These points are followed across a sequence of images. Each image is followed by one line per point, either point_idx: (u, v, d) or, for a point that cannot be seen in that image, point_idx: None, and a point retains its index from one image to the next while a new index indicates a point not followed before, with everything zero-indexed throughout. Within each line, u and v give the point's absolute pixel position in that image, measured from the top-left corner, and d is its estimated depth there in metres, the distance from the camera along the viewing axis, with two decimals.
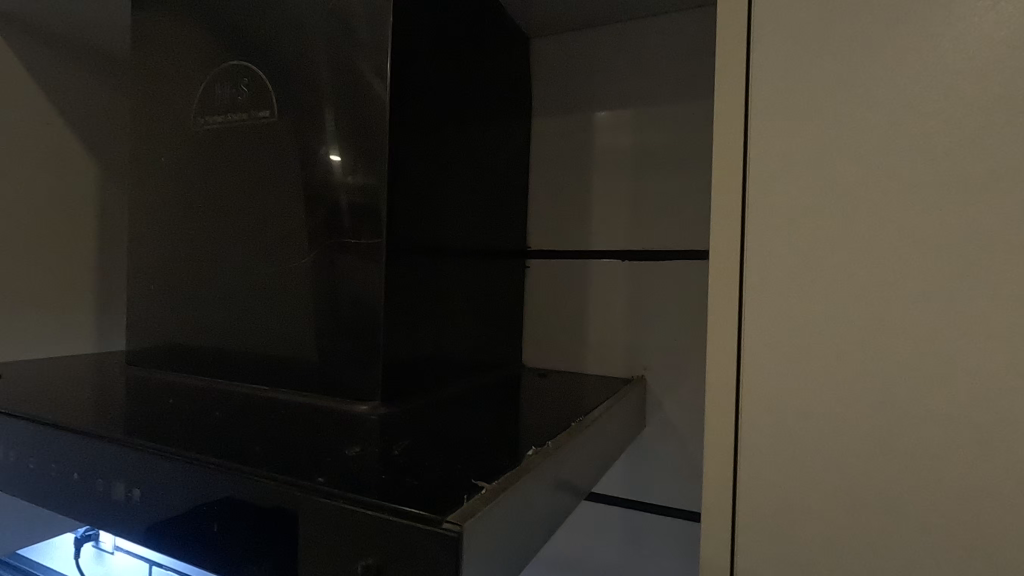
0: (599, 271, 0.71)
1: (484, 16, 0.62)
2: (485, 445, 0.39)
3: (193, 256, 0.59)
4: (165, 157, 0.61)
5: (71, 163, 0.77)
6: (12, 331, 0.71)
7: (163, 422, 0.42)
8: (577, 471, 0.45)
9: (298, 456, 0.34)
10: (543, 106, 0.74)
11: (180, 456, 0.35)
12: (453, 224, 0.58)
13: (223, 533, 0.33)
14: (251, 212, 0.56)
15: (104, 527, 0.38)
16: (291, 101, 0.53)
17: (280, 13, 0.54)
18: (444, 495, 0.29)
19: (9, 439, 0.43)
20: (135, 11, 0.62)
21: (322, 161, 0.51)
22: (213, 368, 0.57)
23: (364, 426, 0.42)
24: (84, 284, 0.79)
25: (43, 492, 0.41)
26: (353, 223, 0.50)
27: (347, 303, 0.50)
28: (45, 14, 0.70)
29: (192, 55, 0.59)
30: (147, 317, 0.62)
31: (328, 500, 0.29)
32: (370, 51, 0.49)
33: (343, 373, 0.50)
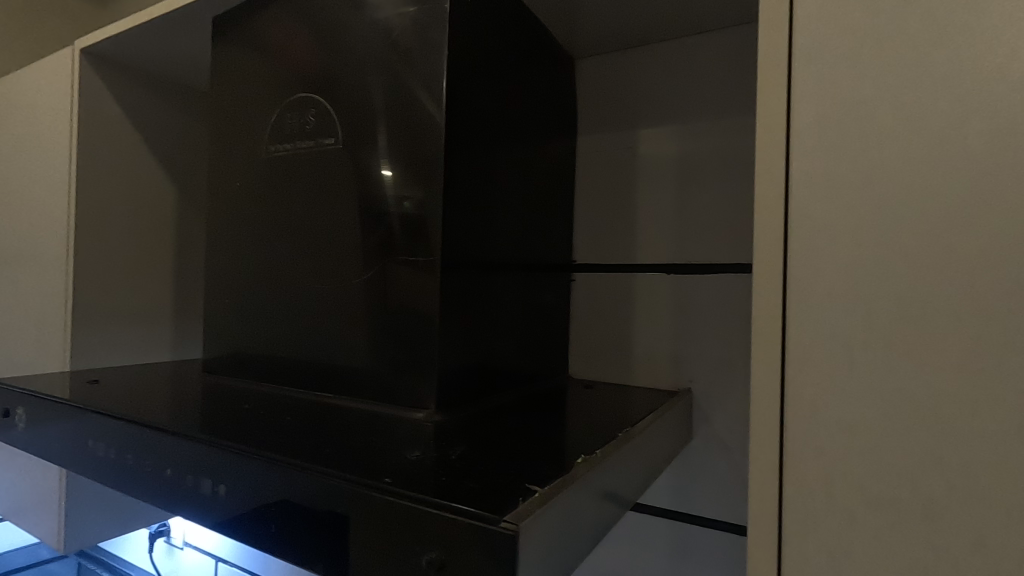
0: (644, 284, 0.72)
1: (532, 41, 0.65)
2: (536, 453, 0.41)
3: (263, 272, 0.64)
4: (240, 180, 0.66)
5: (151, 187, 0.84)
6: (100, 341, 0.78)
7: (241, 425, 0.46)
8: (624, 481, 0.46)
9: (364, 459, 0.37)
10: (587, 124, 0.76)
11: (260, 456, 0.38)
12: (502, 240, 0.60)
13: (298, 527, 0.36)
14: (317, 230, 0.60)
15: (192, 520, 0.42)
16: (353, 128, 0.57)
17: (344, 48, 0.58)
18: (499, 498, 0.31)
19: (108, 438, 0.48)
20: (215, 50, 0.68)
21: (382, 183, 0.55)
22: (282, 375, 0.61)
23: (421, 432, 0.45)
24: (163, 298, 0.86)
25: (137, 487, 0.45)
26: (410, 241, 0.53)
27: (405, 316, 0.53)
28: (134, 54, 0.77)
29: (263, 88, 0.64)
30: (222, 328, 0.67)
31: (394, 500, 0.32)
32: (426, 81, 0.52)
33: (400, 383, 0.53)
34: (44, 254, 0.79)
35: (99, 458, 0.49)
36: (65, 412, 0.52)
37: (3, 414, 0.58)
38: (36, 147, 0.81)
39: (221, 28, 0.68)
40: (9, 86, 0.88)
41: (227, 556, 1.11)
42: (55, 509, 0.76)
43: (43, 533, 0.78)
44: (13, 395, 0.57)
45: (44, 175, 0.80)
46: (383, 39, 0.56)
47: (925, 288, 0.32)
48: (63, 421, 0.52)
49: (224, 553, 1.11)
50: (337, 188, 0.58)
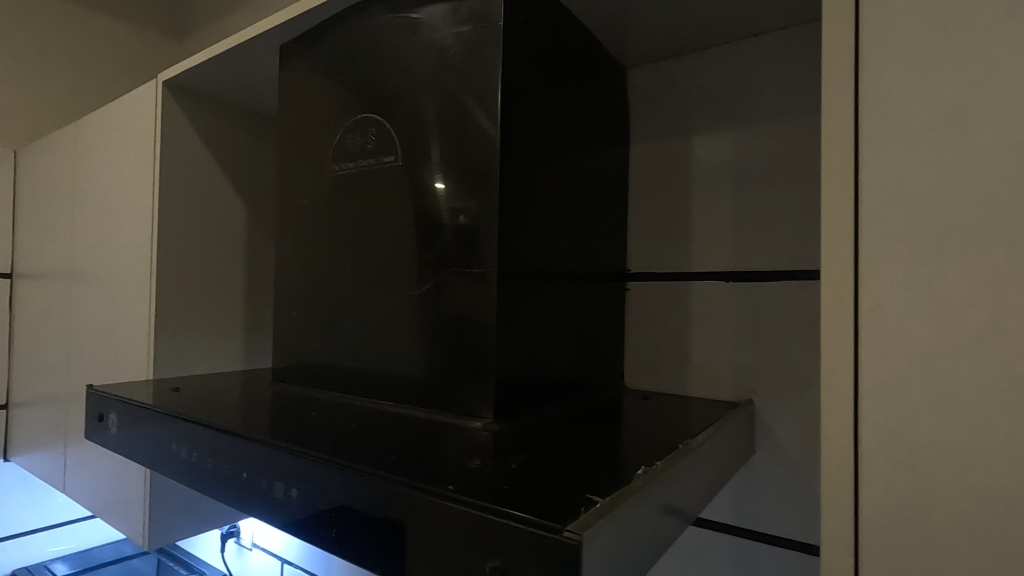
0: (701, 292, 0.71)
1: (583, 53, 0.65)
2: (595, 463, 0.40)
3: (328, 285, 0.67)
4: (306, 198, 0.69)
5: (224, 206, 0.90)
6: (180, 351, 0.84)
7: (310, 431, 0.48)
8: (685, 494, 0.45)
9: (428, 467, 0.38)
10: (640, 132, 0.76)
11: (329, 461, 0.40)
12: (556, 250, 0.60)
13: (366, 531, 0.37)
14: (377, 244, 0.62)
15: (266, 521, 0.44)
16: (411, 146, 0.59)
17: (403, 69, 0.61)
18: (562, 507, 0.31)
19: (190, 442, 0.51)
20: (283, 77, 0.73)
21: (438, 197, 0.57)
22: (346, 384, 0.64)
23: (480, 441, 0.45)
24: (234, 311, 0.91)
25: (216, 489, 0.48)
26: (466, 252, 0.54)
27: (463, 326, 0.54)
28: (209, 83, 0.83)
29: (326, 110, 0.68)
30: (290, 339, 0.70)
31: (459, 507, 0.33)
32: (481, 97, 0.54)
33: (459, 392, 0.54)
34: (131, 271, 0.86)
35: (182, 462, 0.52)
36: (151, 418, 0.55)
37: (97, 418, 0.63)
38: (124, 173, 0.89)
39: (288, 57, 0.72)
40: (100, 118, 0.96)
41: (292, 559, 1.15)
42: (140, 508, 0.82)
43: (130, 530, 0.84)
44: (106, 401, 0.62)
45: (129, 198, 0.87)
46: (439, 59, 0.58)
47: (1008, 295, 0.31)
48: (150, 426, 0.56)
49: (289, 556, 1.15)
50: (396, 203, 0.60)
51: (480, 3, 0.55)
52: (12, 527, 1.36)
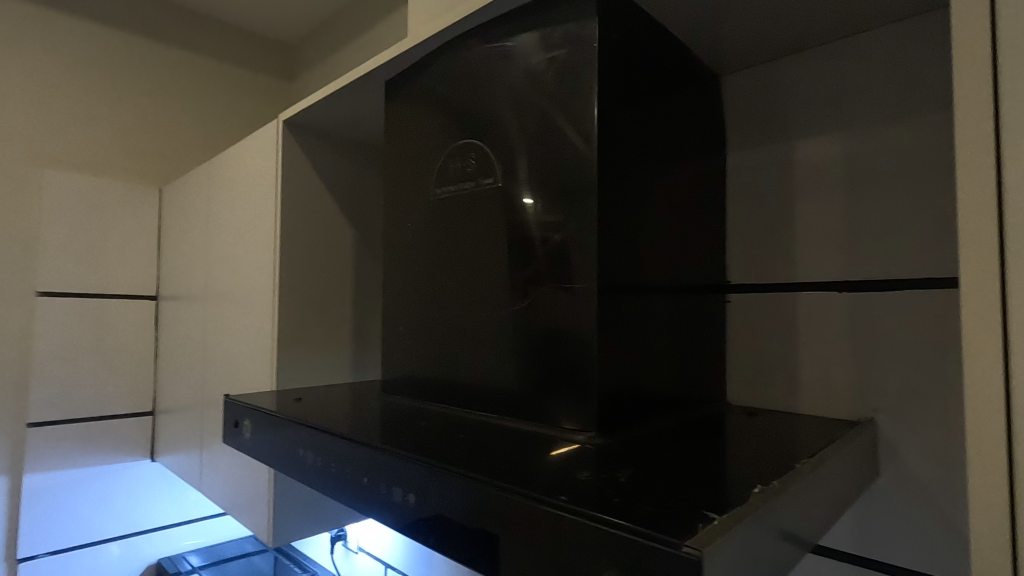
0: (810, 303, 0.67)
1: (678, 64, 0.65)
2: (707, 480, 0.40)
3: (433, 303, 0.71)
4: (411, 221, 0.74)
5: (335, 230, 0.97)
6: (298, 364, 0.92)
7: (423, 439, 0.51)
8: (804, 518, 0.43)
9: (539, 477, 0.39)
10: (736, 140, 0.74)
11: (444, 469, 0.42)
12: (654, 263, 0.60)
13: (481, 536, 0.39)
14: (478, 261, 0.65)
15: (386, 523, 0.47)
16: (509, 168, 0.62)
17: (501, 95, 0.63)
18: (676, 522, 0.31)
19: (316, 447, 0.56)
20: (389, 109, 0.78)
21: (537, 215, 0.58)
22: (451, 396, 0.67)
23: (585, 454, 0.46)
24: (343, 327, 0.98)
25: (340, 492, 0.52)
26: (565, 268, 0.55)
27: (562, 340, 0.55)
28: (322, 118, 0.91)
29: (429, 138, 0.72)
30: (398, 353, 0.75)
31: (572, 517, 0.33)
32: (577, 116, 0.55)
33: (559, 405, 0.55)
34: (257, 291, 0.95)
35: (308, 465, 0.57)
36: (280, 425, 0.61)
37: (233, 425, 0.71)
38: (251, 205, 0.99)
39: (393, 91, 0.78)
40: (230, 157, 1.08)
41: (395, 563, 1.20)
42: (266, 507, 0.90)
43: (256, 527, 0.92)
44: (241, 409, 0.69)
45: (255, 225, 0.97)
46: (535, 83, 0.60)
47: None
48: (279, 433, 0.62)
49: (392, 561, 1.21)
50: (495, 223, 0.63)
51: (575, 27, 0.56)
52: (156, 520, 1.53)
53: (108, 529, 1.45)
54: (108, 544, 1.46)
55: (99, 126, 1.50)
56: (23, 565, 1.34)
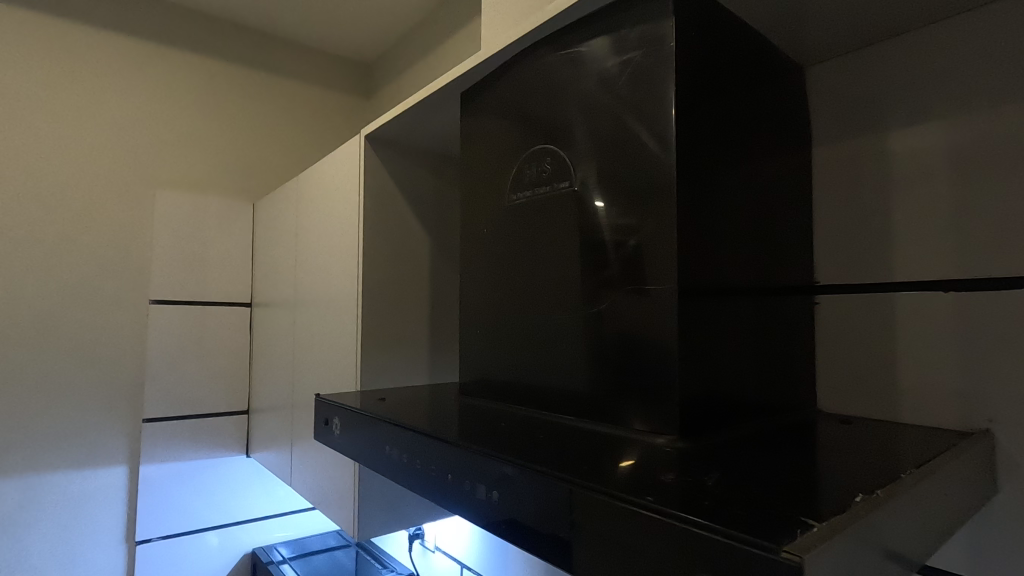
0: (911, 304, 0.62)
1: (759, 57, 0.63)
2: (800, 486, 0.38)
3: (510, 305, 0.72)
4: (487, 227, 0.76)
5: (413, 238, 1.02)
6: (380, 365, 0.96)
7: (504, 438, 0.52)
8: (911, 532, 0.40)
9: (624, 478, 0.39)
10: (823, 132, 0.70)
11: (528, 467, 0.43)
12: (736, 263, 0.58)
13: (568, 534, 0.39)
14: (555, 265, 0.66)
15: (471, 520, 0.48)
16: (586, 171, 0.62)
17: (576, 100, 0.64)
18: (772, 526, 0.30)
19: (402, 444, 0.58)
20: (465, 120, 0.81)
21: (614, 217, 0.58)
22: (528, 399, 0.68)
23: (669, 456, 0.45)
24: (421, 331, 1.02)
25: (425, 488, 0.54)
26: (644, 268, 0.55)
27: (641, 342, 0.55)
28: (400, 131, 0.96)
29: (504, 145, 0.74)
30: (475, 356, 0.77)
31: (661, 517, 0.33)
32: (654, 116, 0.55)
33: (640, 407, 0.54)
34: (341, 296, 1.01)
35: (395, 461, 0.59)
36: (368, 423, 0.65)
37: (324, 422, 0.75)
38: (335, 215, 1.05)
39: (468, 102, 0.81)
40: (316, 172, 1.15)
41: (471, 564, 1.23)
42: (351, 503, 0.94)
43: (342, 521, 0.97)
44: (331, 407, 0.74)
45: (339, 235, 1.03)
46: (611, 86, 0.60)
47: None
48: (367, 430, 0.65)
49: (468, 561, 1.23)
50: (572, 226, 0.64)
51: (651, 27, 0.56)
52: (250, 513, 1.64)
53: (208, 518, 1.57)
54: (206, 533, 1.57)
55: (202, 148, 1.65)
56: (140, 547, 1.48)
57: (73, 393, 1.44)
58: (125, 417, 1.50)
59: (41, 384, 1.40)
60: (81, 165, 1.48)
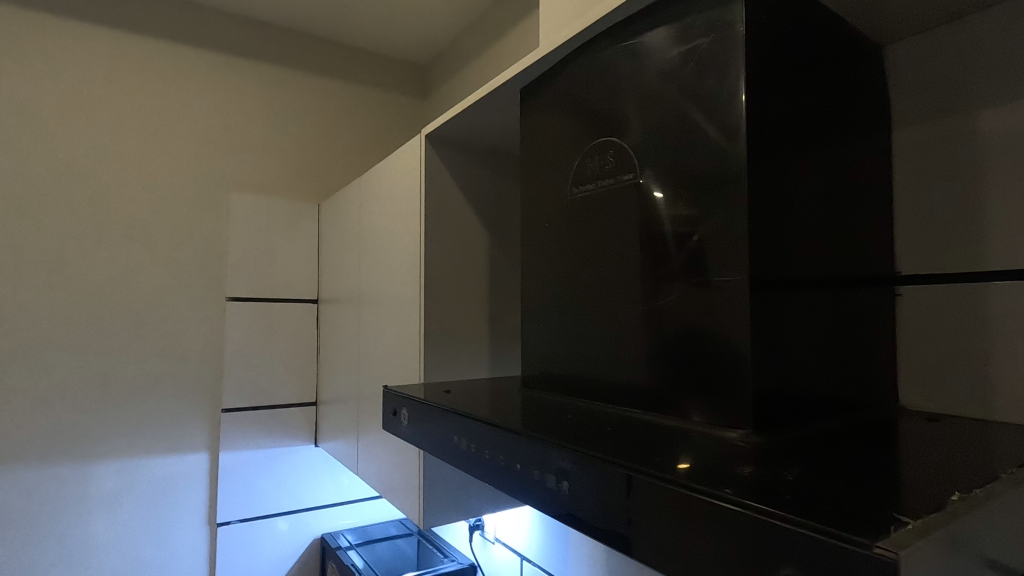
0: (1007, 294, 0.58)
1: (835, 36, 0.60)
2: (889, 483, 0.36)
3: (574, 298, 0.73)
4: (550, 221, 0.77)
5: (473, 234, 1.04)
6: (443, 359, 0.98)
7: (572, 430, 0.53)
8: (1013, 535, 0.37)
9: (698, 472, 0.39)
10: (903, 113, 0.66)
11: (600, 457, 0.43)
12: (810, 253, 0.56)
13: (641, 525, 0.39)
14: (619, 258, 0.66)
15: (541, 508, 0.49)
16: (651, 162, 0.62)
17: (639, 91, 0.64)
18: (861, 521, 0.29)
19: (471, 434, 0.60)
20: (527, 116, 0.82)
21: (680, 208, 0.58)
22: (592, 392, 0.68)
23: (744, 451, 0.44)
24: (482, 325, 1.04)
25: (494, 477, 0.55)
26: (713, 260, 0.54)
27: (710, 334, 0.54)
28: (460, 129, 0.98)
29: (565, 139, 0.74)
30: (539, 349, 0.78)
31: (740, 510, 0.33)
32: (723, 103, 0.54)
33: (710, 401, 0.53)
34: (404, 292, 1.04)
35: (464, 450, 0.61)
36: (436, 414, 0.67)
37: (392, 413, 0.78)
38: (397, 213, 1.09)
39: (529, 97, 0.82)
40: (378, 172, 1.19)
41: (531, 556, 1.24)
42: (417, 491, 0.97)
43: (409, 509, 1.00)
44: (399, 398, 0.76)
45: (402, 232, 1.06)
46: (676, 75, 0.59)
47: None
48: (436, 421, 0.67)
49: (529, 554, 1.24)
50: (637, 218, 0.63)
51: (718, 13, 0.54)
52: (319, 500, 1.72)
53: (279, 504, 1.66)
54: (275, 519, 1.66)
55: (271, 152, 1.74)
56: (221, 529, 1.58)
57: (161, 384, 1.55)
58: (205, 407, 1.60)
59: (133, 375, 1.52)
60: (160, 172, 1.58)
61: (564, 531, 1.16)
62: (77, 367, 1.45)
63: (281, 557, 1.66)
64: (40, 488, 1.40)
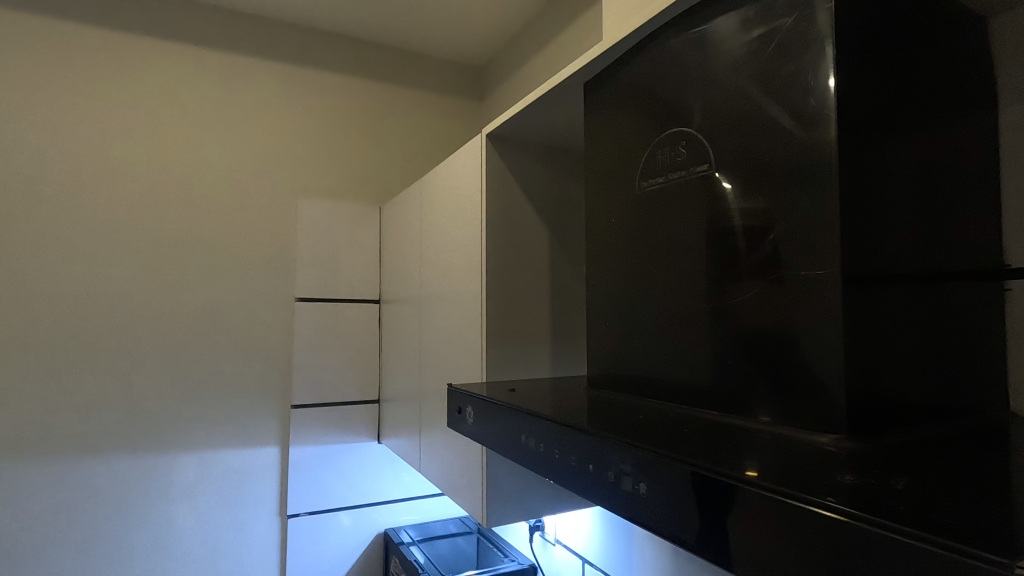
0: None
1: (932, 8, 0.55)
2: (1016, 496, 0.33)
3: (642, 295, 0.70)
4: (617, 216, 0.75)
5: (533, 232, 1.03)
6: (505, 358, 0.98)
7: (646, 430, 0.51)
8: None
9: (792, 478, 0.36)
10: (1010, 90, 0.60)
11: (682, 459, 0.41)
12: (905, 243, 0.51)
13: (728, 532, 0.37)
14: (690, 252, 0.63)
15: (615, 511, 0.48)
16: (726, 153, 0.59)
17: (712, 80, 0.61)
18: (993, 538, 0.26)
19: (540, 433, 0.59)
20: (591, 111, 0.81)
21: (760, 198, 0.55)
22: (662, 393, 0.65)
23: (839, 457, 0.41)
24: (543, 324, 1.03)
25: (565, 477, 0.54)
26: (798, 253, 0.51)
27: (795, 332, 0.50)
28: (521, 126, 0.98)
29: (630, 133, 0.73)
30: (605, 347, 0.76)
31: (848, 521, 0.30)
32: (810, 84, 0.50)
33: (796, 404, 0.50)
34: (466, 290, 1.04)
35: (533, 449, 0.60)
36: (503, 413, 0.66)
37: (457, 411, 0.79)
38: (458, 213, 1.10)
39: (592, 91, 0.81)
40: (438, 173, 1.21)
41: (592, 559, 1.22)
42: (479, 490, 0.98)
43: (471, 507, 1.00)
44: (464, 397, 0.77)
45: (462, 231, 1.07)
46: (753, 61, 0.56)
47: None
48: (503, 420, 0.66)
49: (590, 557, 1.22)
50: (709, 212, 0.60)
51: None
52: (381, 495, 1.77)
53: (343, 498, 1.71)
54: (338, 513, 1.71)
55: (336, 157, 1.80)
56: (291, 520, 1.65)
57: (234, 380, 1.63)
58: (275, 404, 1.67)
59: (209, 371, 1.61)
60: (235, 178, 1.67)
61: (626, 536, 1.13)
62: (160, 364, 1.55)
63: (346, 551, 1.71)
64: (130, 476, 1.51)
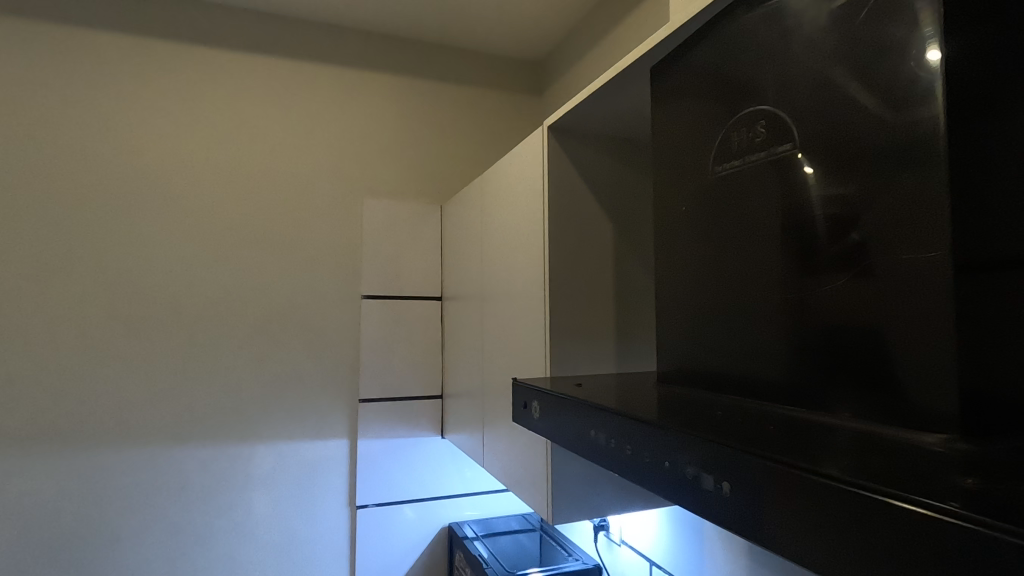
0: None
1: None
2: None
3: (716, 286, 0.66)
4: (689, 204, 0.72)
5: (598, 225, 1.01)
6: (569, 353, 0.97)
7: (727, 427, 0.47)
8: None
9: (902, 479, 0.33)
10: None
11: (768, 457, 0.38)
12: None
13: (821, 537, 0.34)
14: (770, 238, 0.59)
15: (693, 509, 0.45)
16: (811, 130, 0.54)
17: (792, 55, 0.57)
18: None
19: (611, 426, 0.57)
20: (660, 96, 0.77)
21: (852, 176, 0.50)
22: (738, 389, 0.61)
23: (956, 460, 0.36)
24: (608, 319, 1.01)
25: (638, 474, 0.52)
26: (898, 234, 0.46)
27: (895, 322, 0.46)
28: (584, 116, 0.96)
29: (702, 117, 0.69)
30: (677, 342, 0.73)
31: (976, 527, 0.26)
32: (914, 49, 0.45)
33: (896, 401, 0.45)
34: (528, 286, 1.03)
35: (602, 443, 0.58)
36: (571, 408, 0.65)
37: (523, 406, 0.78)
38: (519, 209, 1.09)
39: (660, 75, 0.77)
40: (499, 170, 1.21)
41: (660, 561, 1.18)
42: (545, 488, 0.96)
43: (536, 503, 0.99)
44: (530, 391, 0.76)
45: (524, 226, 1.06)
46: (843, 29, 0.51)
47: None
48: (571, 415, 0.65)
49: (657, 558, 1.19)
50: (791, 197, 0.56)
51: None
52: (445, 489, 1.79)
53: (409, 491, 1.75)
54: (403, 506, 1.75)
55: (399, 157, 1.85)
56: (360, 511, 1.70)
57: (306, 376, 1.70)
58: (343, 399, 1.73)
59: (283, 367, 1.68)
60: (305, 182, 1.74)
61: (697, 538, 1.08)
62: (239, 360, 1.65)
63: (412, 543, 1.75)
64: (213, 462, 1.61)
